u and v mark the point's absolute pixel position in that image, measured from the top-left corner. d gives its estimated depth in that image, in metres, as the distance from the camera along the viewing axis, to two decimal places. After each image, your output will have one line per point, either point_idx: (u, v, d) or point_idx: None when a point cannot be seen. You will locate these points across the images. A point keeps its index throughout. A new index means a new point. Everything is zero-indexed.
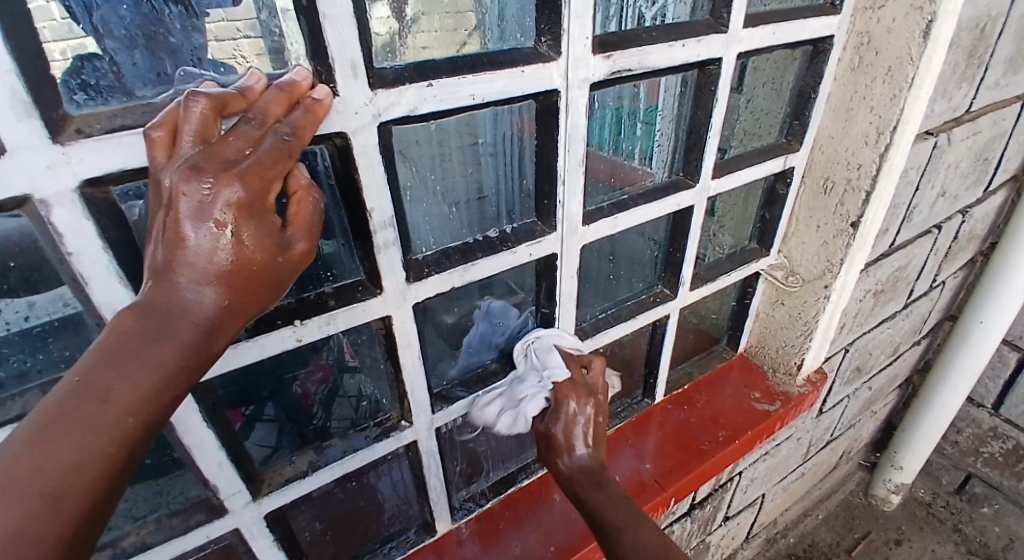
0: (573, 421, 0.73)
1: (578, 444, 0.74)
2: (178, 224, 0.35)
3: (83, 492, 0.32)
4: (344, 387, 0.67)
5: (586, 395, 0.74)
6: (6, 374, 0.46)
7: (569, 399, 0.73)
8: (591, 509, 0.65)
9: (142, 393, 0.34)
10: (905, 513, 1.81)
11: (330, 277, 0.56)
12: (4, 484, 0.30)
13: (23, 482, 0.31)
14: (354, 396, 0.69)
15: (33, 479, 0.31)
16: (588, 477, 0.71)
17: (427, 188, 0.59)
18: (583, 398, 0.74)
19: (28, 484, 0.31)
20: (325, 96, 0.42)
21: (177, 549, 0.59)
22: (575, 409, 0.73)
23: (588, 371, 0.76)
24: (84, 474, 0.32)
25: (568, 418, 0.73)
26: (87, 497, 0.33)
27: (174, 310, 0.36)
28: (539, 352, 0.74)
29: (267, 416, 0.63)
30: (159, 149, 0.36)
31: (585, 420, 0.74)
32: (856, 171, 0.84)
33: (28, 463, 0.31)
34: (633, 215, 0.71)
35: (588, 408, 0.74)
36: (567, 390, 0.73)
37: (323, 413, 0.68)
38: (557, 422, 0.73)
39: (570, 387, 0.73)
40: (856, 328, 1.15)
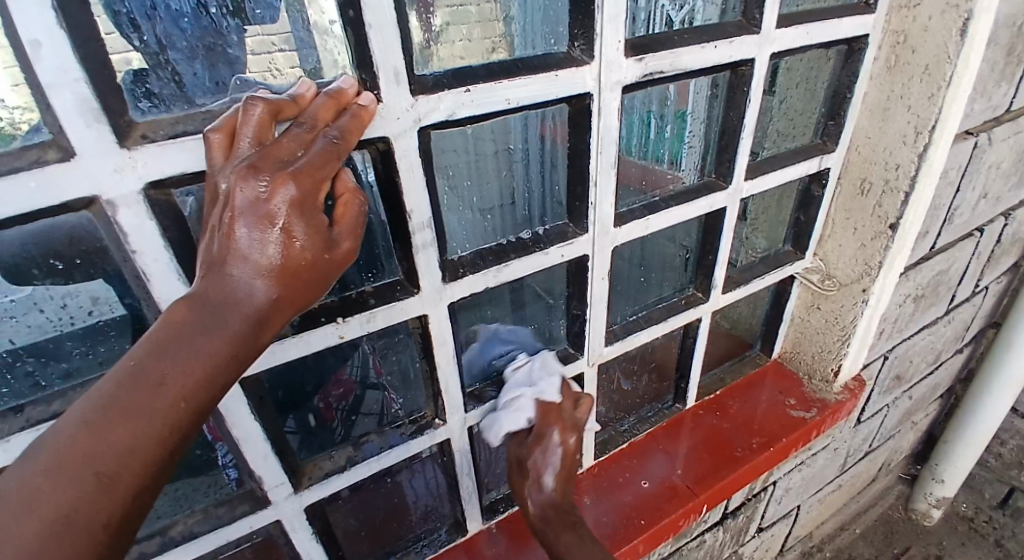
0: (551, 452, 0.73)
1: (548, 474, 0.73)
2: (234, 221, 0.37)
3: (135, 472, 0.34)
4: (367, 401, 0.70)
5: (569, 429, 0.73)
6: (68, 366, 0.49)
7: (551, 429, 0.72)
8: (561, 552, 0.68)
9: (193, 380, 0.36)
10: (947, 528, 1.74)
11: (370, 276, 0.58)
12: (63, 460, 0.32)
13: (80, 459, 0.33)
14: (377, 412, 0.71)
15: (90, 458, 0.33)
16: (557, 517, 0.72)
17: (461, 197, 0.61)
18: (566, 431, 0.73)
19: (85, 462, 0.33)
20: (370, 103, 0.45)
21: (221, 540, 0.61)
22: (554, 441, 0.72)
23: (576, 405, 0.75)
24: (137, 455, 0.34)
25: (545, 449, 0.72)
26: (140, 477, 0.35)
27: (225, 302, 0.38)
28: (540, 369, 0.74)
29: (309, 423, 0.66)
30: (217, 151, 0.39)
31: (562, 451, 0.73)
32: (895, 171, 0.83)
33: (85, 442, 0.33)
34: (666, 215, 0.71)
35: (567, 440, 0.73)
36: (550, 418, 0.72)
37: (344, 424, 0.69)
38: (533, 451, 0.72)
39: (555, 416, 0.73)
40: (896, 334, 1.12)
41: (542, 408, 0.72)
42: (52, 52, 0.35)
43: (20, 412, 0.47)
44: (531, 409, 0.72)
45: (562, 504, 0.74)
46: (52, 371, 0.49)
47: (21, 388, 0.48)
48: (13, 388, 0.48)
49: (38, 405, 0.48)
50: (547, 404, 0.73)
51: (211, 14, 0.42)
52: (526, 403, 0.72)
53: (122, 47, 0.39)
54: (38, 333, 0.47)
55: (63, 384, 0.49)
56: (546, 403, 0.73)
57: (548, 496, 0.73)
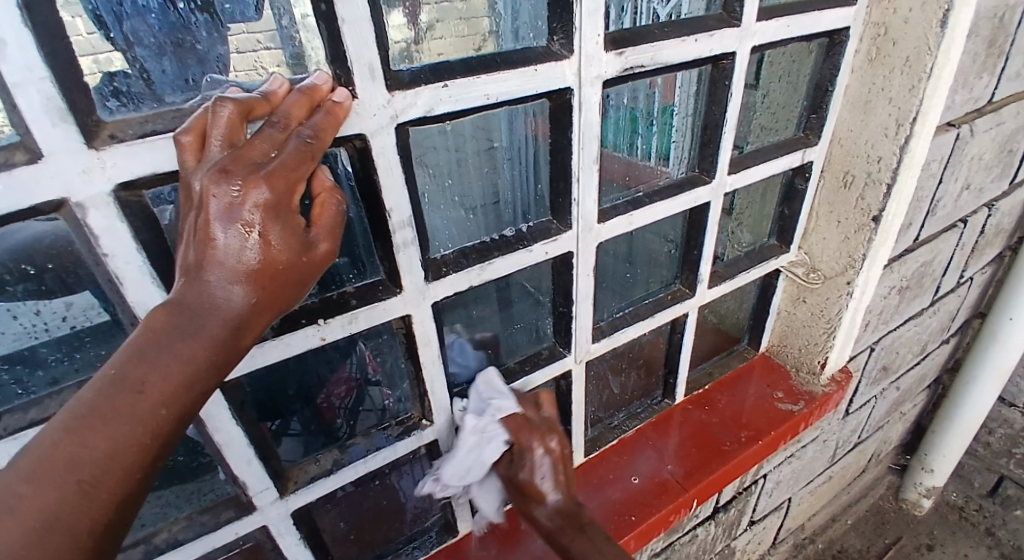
0: (538, 465, 0.72)
1: (546, 485, 0.73)
2: (208, 224, 0.37)
3: (115, 480, 0.34)
4: (367, 399, 0.70)
5: (547, 433, 0.73)
6: (44, 374, 0.48)
7: (529, 441, 0.71)
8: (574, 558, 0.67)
9: (174, 386, 0.36)
10: (937, 516, 1.76)
11: (352, 276, 0.57)
12: (42, 469, 0.32)
13: (60, 468, 0.32)
14: (377, 409, 0.71)
15: (69, 466, 0.32)
16: (568, 522, 0.71)
17: (443, 195, 0.61)
18: (545, 437, 0.73)
19: (64, 471, 0.32)
20: (345, 99, 0.44)
21: (206, 547, 0.60)
22: (538, 452, 0.72)
23: (540, 408, 0.74)
24: (118, 463, 0.34)
25: (532, 463, 0.72)
26: (122, 485, 0.34)
27: (204, 306, 0.37)
28: (487, 389, 0.72)
29: (292, 431, 0.65)
30: (188, 152, 0.38)
31: (549, 458, 0.73)
32: (876, 163, 0.83)
33: (64, 450, 0.32)
34: (650, 211, 0.71)
35: (549, 445, 0.73)
36: (525, 431, 0.71)
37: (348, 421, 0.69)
38: (522, 468, 0.73)
39: (527, 429, 0.71)
40: (882, 326, 1.13)
41: (510, 427, 0.71)
42: (18, 51, 0.34)
43: None
44: (501, 432, 0.71)
45: (570, 508, 0.73)
46: (28, 380, 0.47)
47: None
48: None
49: (14, 413, 0.46)
50: (514, 421, 0.71)
51: (179, 10, 0.41)
52: (494, 429, 0.70)
53: (95, 48, 0.38)
54: (16, 342, 0.46)
55: (42, 392, 0.48)
56: (511, 418, 0.71)
57: (553, 508, 0.73)
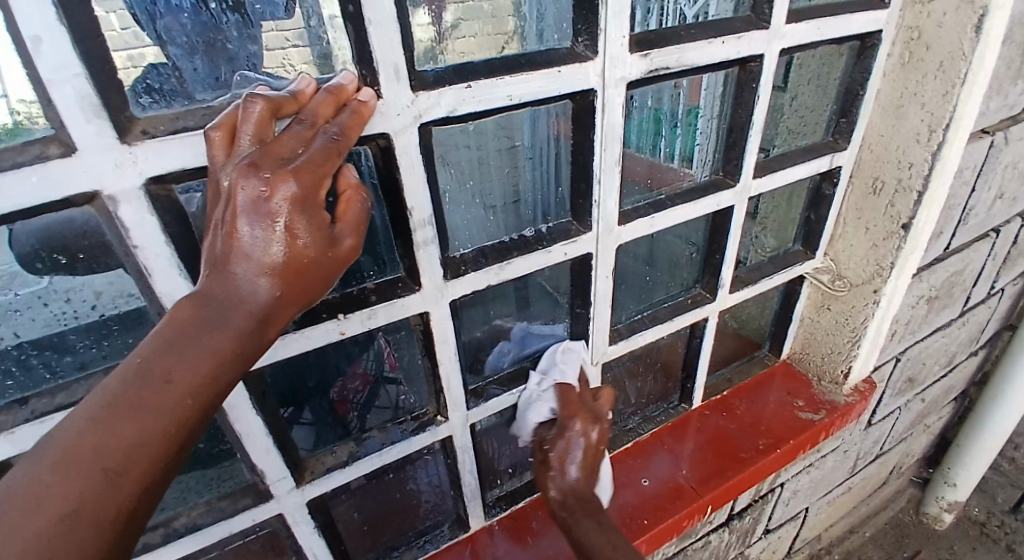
0: (573, 443, 0.71)
1: (572, 466, 0.71)
2: (236, 220, 0.37)
3: (142, 468, 0.34)
4: (380, 396, 0.71)
5: (591, 422, 0.73)
6: (73, 359, 0.49)
7: (574, 422, 0.72)
8: (580, 538, 0.65)
9: (200, 377, 0.37)
10: (959, 532, 1.72)
11: (371, 273, 0.58)
12: (71, 455, 0.32)
13: (89, 454, 0.33)
14: (390, 406, 0.72)
15: (98, 452, 0.33)
16: (579, 504, 0.70)
17: (466, 194, 0.61)
18: (588, 425, 0.72)
19: (93, 457, 0.33)
20: (370, 99, 0.44)
21: (223, 532, 0.61)
22: (577, 434, 0.71)
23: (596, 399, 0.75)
24: (144, 451, 0.34)
25: (568, 441, 0.71)
26: (146, 473, 0.35)
27: (230, 300, 0.38)
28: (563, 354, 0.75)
29: (306, 420, 0.66)
30: (218, 149, 0.39)
31: (584, 444, 0.72)
32: (907, 170, 0.81)
33: (93, 437, 0.33)
34: (671, 214, 0.70)
35: (590, 434, 0.72)
36: (573, 412, 0.72)
37: (361, 414, 0.71)
38: (555, 442, 0.72)
39: (577, 407, 0.73)
40: (909, 336, 1.10)
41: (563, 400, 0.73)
42: (52, 48, 0.35)
43: (25, 403, 0.47)
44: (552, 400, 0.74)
45: (584, 494, 0.71)
46: (57, 364, 0.49)
47: (25, 381, 0.48)
48: (18, 380, 0.48)
49: (43, 397, 0.47)
50: (567, 392, 0.73)
51: (210, 10, 0.42)
52: (551, 393, 0.74)
53: (128, 44, 0.39)
54: (47, 327, 0.48)
55: (69, 376, 0.49)
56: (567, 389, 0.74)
57: (569, 486, 0.71)
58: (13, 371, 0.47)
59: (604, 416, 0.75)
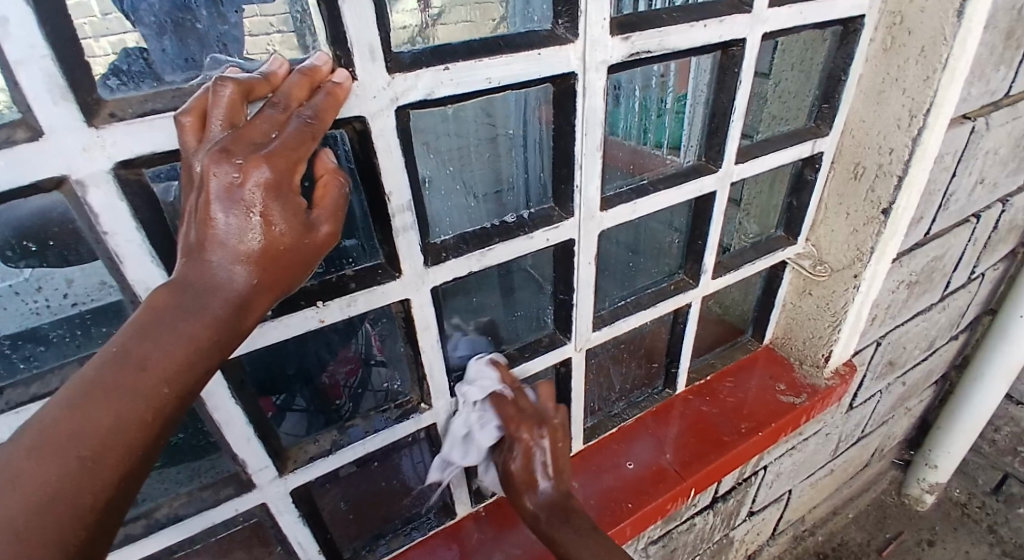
0: (530, 453, 0.75)
1: (538, 474, 0.76)
2: (209, 206, 0.37)
3: (119, 456, 0.34)
4: (372, 379, 0.71)
5: (535, 426, 0.75)
6: (47, 350, 0.48)
7: (520, 433, 0.74)
8: (562, 547, 0.69)
9: (177, 364, 0.36)
10: (938, 512, 1.76)
11: (350, 260, 0.57)
12: (44, 443, 0.32)
13: (63, 442, 0.32)
14: (381, 389, 0.73)
15: (72, 440, 0.32)
16: (558, 513, 0.74)
17: (447, 179, 0.61)
18: (535, 429, 0.75)
19: (67, 445, 0.32)
20: (345, 80, 0.44)
21: (206, 523, 0.61)
22: (528, 442, 0.75)
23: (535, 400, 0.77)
24: (121, 438, 0.34)
25: (524, 452, 0.75)
26: (124, 460, 0.34)
27: (206, 286, 0.37)
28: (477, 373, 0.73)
29: (298, 406, 0.68)
30: (189, 133, 0.38)
31: (540, 447, 0.75)
32: (888, 155, 0.82)
33: (67, 426, 0.33)
34: (653, 200, 0.70)
35: (542, 437, 0.75)
36: (515, 424, 0.74)
37: (353, 402, 0.71)
38: (514, 456, 0.76)
39: (517, 420, 0.74)
40: (890, 320, 1.11)
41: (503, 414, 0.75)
42: (21, 28, 0.34)
43: (0, 393, 0.46)
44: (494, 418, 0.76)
45: (560, 499, 0.76)
46: (31, 353, 0.48)
47: (1, 371, 0.47)
48: None
49: (17, 386, 0.47)
50: (501, 407, 0.74)
51: None
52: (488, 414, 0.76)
53: (109, 29, 0.38)
54: (23, 318, 0.48)
55: (45, 365, 0.48)
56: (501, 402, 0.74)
57: (545, 497, 0.76)
58: None
59: (550, 413, 0.78)
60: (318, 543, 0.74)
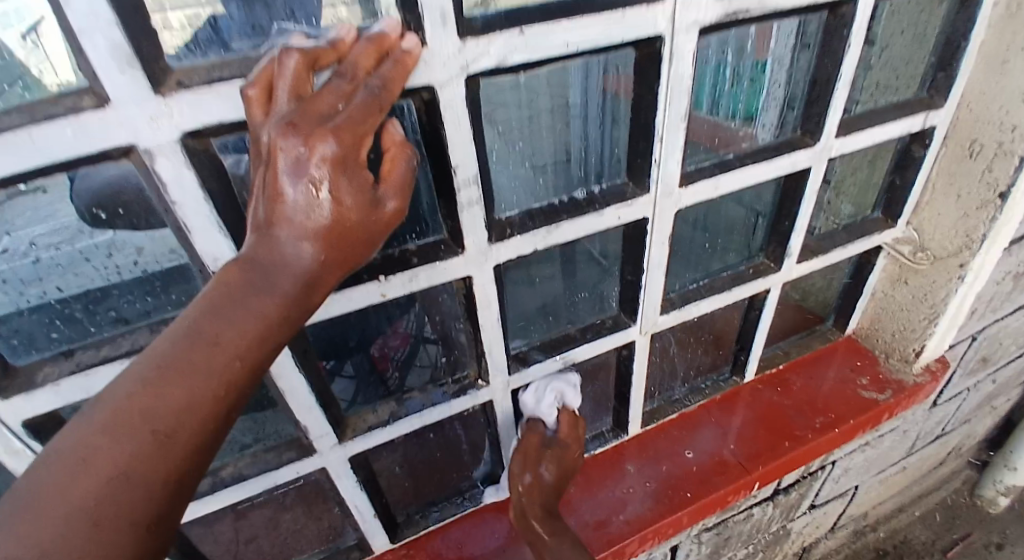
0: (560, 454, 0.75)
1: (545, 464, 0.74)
2: (277, 180, 0.36)
3: (191, 431, 0.34)
4: (422, 354, 0.69)
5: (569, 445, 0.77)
6: (116, 316, 0.50)
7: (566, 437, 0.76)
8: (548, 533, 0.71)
9: (246, 341, 0.36)
10: (1015, 517, 1.63)
11: (414, 234, 0.55)
12: (122, 418, 0.32)
13: (139, 418, 0.32)
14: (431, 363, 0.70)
15: (149, 415, 0.32)
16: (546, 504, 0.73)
17: (513, 152, 0.57)
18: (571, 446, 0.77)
19: (142, 420, 0.32)
20: (414, 47, 0.41)
21: (269, 483, 0.64)
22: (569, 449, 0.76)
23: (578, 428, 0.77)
24: (192, 416, 0.34)
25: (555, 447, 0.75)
26: (196, 436, 0.34)
27: (275, 263, 0.37)
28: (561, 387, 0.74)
29: (346, 373, 0.66)
30: (256, 107, 0.37)
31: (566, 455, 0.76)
32: (1011, 133, 0.71)
33: (143, 401, 0.32)
34: (737, 176, 0.64)
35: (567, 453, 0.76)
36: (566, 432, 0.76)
37: (399, 372, 0.70)
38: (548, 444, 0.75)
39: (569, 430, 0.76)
40: (989, 314, 1.00)
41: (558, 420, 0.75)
42: None
43: (72, 357, 0.48)
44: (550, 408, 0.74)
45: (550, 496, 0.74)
46: (102, 318, 0.49)
47: (75, 333, 0.49)
48: (65, 332, 0.48)
49: (88, 350, 0.48)
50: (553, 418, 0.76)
51: None
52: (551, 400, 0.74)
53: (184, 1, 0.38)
54: (91, 282, 0.49)
55: (107, 332, 0.50)
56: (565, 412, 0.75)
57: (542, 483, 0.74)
58: (62, 324, 0.48)
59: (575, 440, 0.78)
60: (373, 508, 0.76)
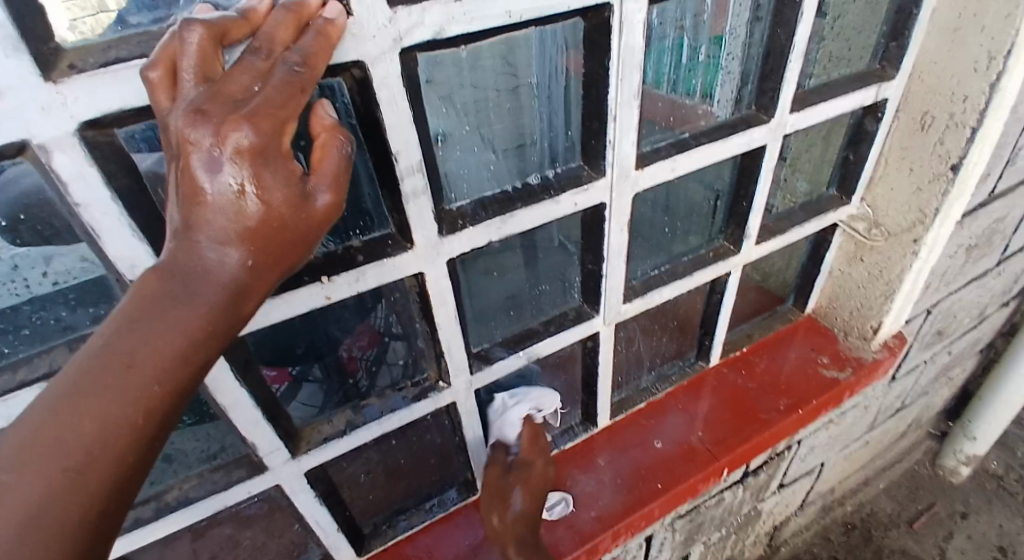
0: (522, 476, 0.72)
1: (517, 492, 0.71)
2: (192, 177, 0.31)
3: (110, 464, 0.30)
4: (390, 352, 0.65)
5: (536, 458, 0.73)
6: (31, 333, 0.44)
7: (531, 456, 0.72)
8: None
9: (169, 357, 0.31)
10: (974, 484, 1.69)
11: (358, 229, 0.51)
12: (26, 456, 0.28)
13: (47, 454, 0.28)
14: (399, 362, 0.67)
15: (58, 451, 0.28)
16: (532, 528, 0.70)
17: (472, 134, 0.54)
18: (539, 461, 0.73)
19: (50, 457, 0.28)
20: (337, 15, 0.36)
21: (215, 507, 0.58)
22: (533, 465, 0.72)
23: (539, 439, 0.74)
24: (110, 446, 0.30)
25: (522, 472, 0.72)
26: (117, 467, 0.30)
27: (195, 269, 0.32)
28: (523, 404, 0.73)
29: (313, 376, 0.64)
30: (161, 92, 0.32)
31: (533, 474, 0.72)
32: (962, 103, 0.72)
33: (50, 435, 0.28)
34: (695, 156, 0.63)
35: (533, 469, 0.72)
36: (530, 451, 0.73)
37: (370, 375, 0.66)
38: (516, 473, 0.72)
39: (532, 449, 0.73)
40: (942, 288, 1.03)
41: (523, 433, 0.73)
42: None
43: None
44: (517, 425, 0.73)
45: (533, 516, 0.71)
46: (12, 338, 0.44)
47: None
48: None
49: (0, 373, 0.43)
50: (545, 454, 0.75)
51: None
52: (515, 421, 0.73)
53: None
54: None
55: (29, 349, 0.44)
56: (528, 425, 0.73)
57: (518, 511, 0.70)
58: None
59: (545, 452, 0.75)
60: (336, 523, 0.71)
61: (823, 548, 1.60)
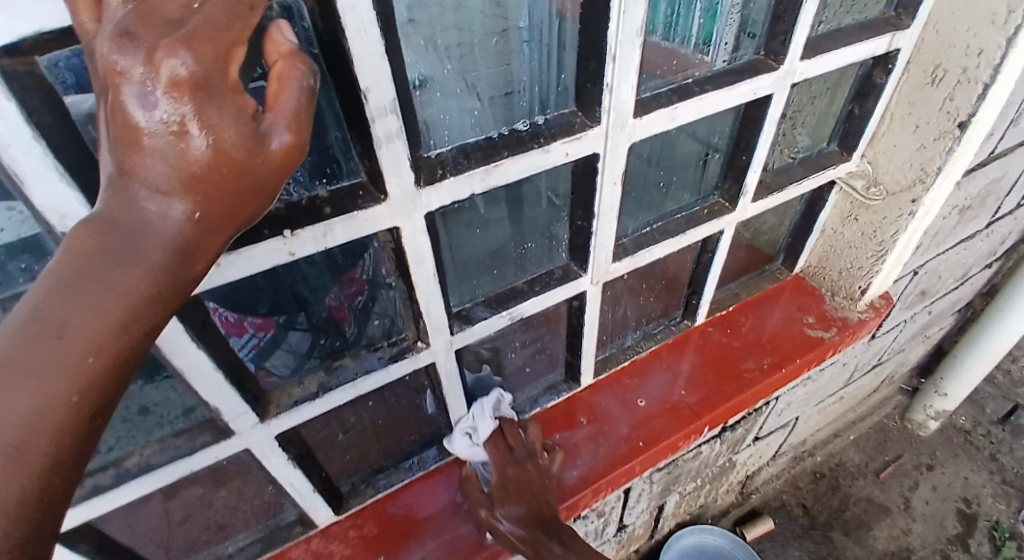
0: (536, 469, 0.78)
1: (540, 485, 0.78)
2: (121, 112, 0.25)
3: (50, 440, 0.26)
4: (380, 302, 0.61)
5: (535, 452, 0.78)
6: None
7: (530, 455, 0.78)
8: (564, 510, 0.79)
9: (108, 325, 0.27)
10: (942, 439, 1.75)
11: (325, 177, 0.46)
12: None
13: None
14: (390, 312, 0.62)
15: None
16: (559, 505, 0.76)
17: (455, 78, 0.48)
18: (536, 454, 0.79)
19: None
20: None
21: (182, 471, 0.56)
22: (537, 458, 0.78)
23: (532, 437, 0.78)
24: (47, 423, 0.26)
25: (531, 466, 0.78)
26: (57, 444, 0.27)
27: (135, 223, 0.27)
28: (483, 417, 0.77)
29: (300, 325, 0.58)
30: (83, 11, 0.26)
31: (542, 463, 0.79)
32: (976, 57, 0.68)
33: None
34: (697, 105, 0.58)
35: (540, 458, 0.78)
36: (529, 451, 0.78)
37: (358, 325, 0.61)
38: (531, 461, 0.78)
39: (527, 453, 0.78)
40: (931, 249, 1.01)
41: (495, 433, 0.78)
42: None
43: None
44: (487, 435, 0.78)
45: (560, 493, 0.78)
46: None
47: None
48: None
49: None
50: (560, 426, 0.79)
51: None
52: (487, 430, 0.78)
53: None
54: None
55: None
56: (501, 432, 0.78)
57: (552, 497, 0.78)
58: None
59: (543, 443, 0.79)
60: (312, 483, 0.70)
61: (792, 496, 1.65)
